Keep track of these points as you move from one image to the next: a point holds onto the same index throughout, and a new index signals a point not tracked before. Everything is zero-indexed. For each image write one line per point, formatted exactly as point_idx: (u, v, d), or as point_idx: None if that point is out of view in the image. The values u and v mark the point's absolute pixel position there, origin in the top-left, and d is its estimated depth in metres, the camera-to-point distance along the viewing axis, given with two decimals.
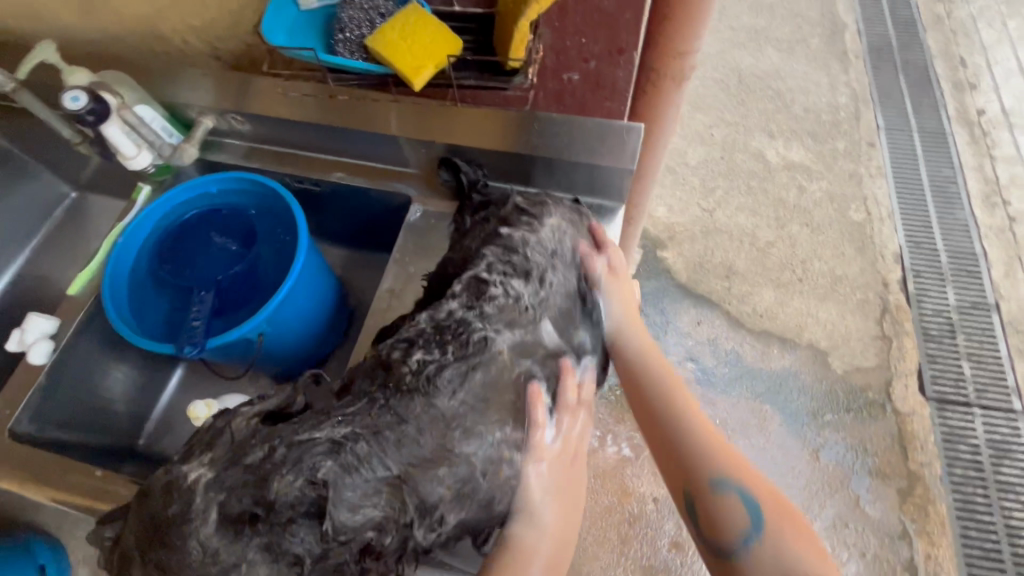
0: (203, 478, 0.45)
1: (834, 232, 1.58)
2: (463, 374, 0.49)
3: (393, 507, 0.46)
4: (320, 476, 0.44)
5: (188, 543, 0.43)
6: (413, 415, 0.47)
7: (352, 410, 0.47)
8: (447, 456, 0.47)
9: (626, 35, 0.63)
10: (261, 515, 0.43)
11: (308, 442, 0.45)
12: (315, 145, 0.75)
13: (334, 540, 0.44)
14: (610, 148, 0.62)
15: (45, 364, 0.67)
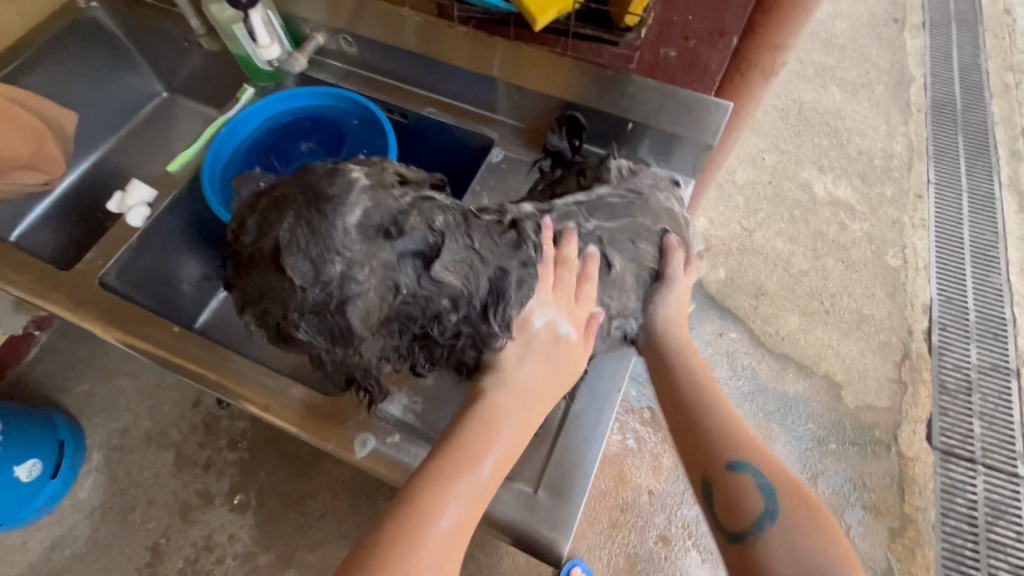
0: (360, 181, 0.44)
1: (868, 273, 1.60)
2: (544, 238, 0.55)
3: (466, 284, 0.49)
4: (435, 229, 0.46)
5: (330, 223, 0.42)
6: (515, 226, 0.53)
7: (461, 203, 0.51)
8: (519, 267, 0.52)
9: (729, 20, 0.69)
10: (391, 233, 0.44)
11: (434, 199, 0.47)
12: (411, 79, 0.80)
13: (422, 286, 0.47)
14: (695, 121, 0.66)
15: (139, 227, 0.72)
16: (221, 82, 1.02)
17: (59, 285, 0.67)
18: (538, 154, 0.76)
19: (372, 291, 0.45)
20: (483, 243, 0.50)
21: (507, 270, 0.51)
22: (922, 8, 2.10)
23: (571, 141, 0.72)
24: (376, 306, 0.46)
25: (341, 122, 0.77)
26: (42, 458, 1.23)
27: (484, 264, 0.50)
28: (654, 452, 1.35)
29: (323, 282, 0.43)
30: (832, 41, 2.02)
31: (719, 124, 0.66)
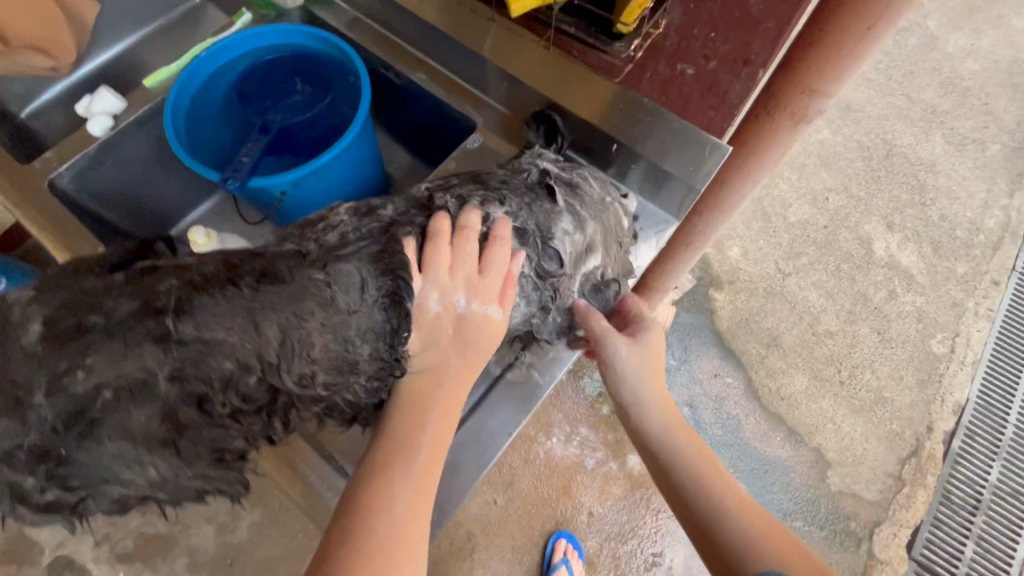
0: (11, 298, 0.41)
1: (903, 352, 1.43)
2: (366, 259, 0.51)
3: (249, 339, 0.44)
4: (160, 292, 0.42)
5: (1, 346, 0.39)
6: (318, 247, 0.51)
7: (205, 253, 0.47)
8: (326, 298, 0.48)
9: (759, 45, 0.55)
10: (83, 330, 0.40)
11: (161, 266, 0.45)
12: (410, 38, 0.73)
13: (175, 356, 0.41)
14: (683, 156, 0.58)
15: (100, 137, 0.71)
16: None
17: (11, 179, 0.68)
18: (514, 150, 0.69)
19: (109, 390, 0.40)
20: (275, 279, 0.46)
21: (325, 299, 0.48)
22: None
23: (546, 139, 0.66)
24: (146, 401, 0.41)
25: (331, 73, 0.71)
26: None
27: (272, 307, 0.45)
28: (606, 475, 1.30)
29: (53, 411, 0.38)
30: (955, 81, 1.74)
31: (717, 164, 0.56)
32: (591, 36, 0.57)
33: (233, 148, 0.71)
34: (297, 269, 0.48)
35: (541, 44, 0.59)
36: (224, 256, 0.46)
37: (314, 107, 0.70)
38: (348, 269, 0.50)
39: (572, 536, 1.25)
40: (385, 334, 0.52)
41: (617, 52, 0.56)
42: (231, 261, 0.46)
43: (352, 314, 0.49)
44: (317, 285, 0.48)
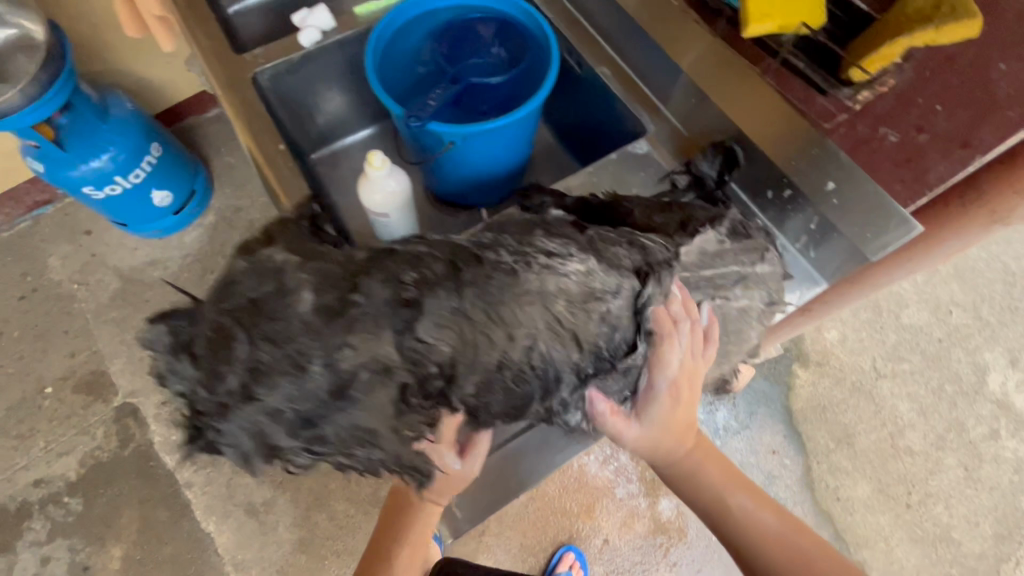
0: (292, 263, 0.37)
1: (988, 500, 1.31)
2: (550, 286, 0.43)
3: (459, 346, 0.38)
4: (408, 280, 0.37)
5: (285, 308, 0.35)
6: (510, 267, 0.41)
7: (434, 242, 0.41)
8: (508, 332, 0.40)
9: (987, 132, 0.51)
10: (338, 310, 0.35)
11: (399, 250, 0.39)
12: (606, 32, 0.74)
13: (409, 356, 0.36)
14: (866, 221, 0.55)
15: (307, 48, 0.77)
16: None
17: (222, 65, 0.75)
18: (678, 164, 0.69)
19: (364, 375, 0.35)
20: (469, 276, 0.39)
21: (505, 317, 0.40)
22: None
23: (718, 168, 0.64)
24: (390, 390, 0.36)
25: (527, 46, 0.73)
26: (174, 194, 1.42)
27: (474, 326, 0.39)
28: (633, 509, 1.27)
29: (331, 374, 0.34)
30: None
31: (898, 238, 0.53)
32: (813, 75, 0.55)
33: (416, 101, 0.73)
34: (491, 276, 0.40)
35: (754, 70, 0.57)
36: (449, 248, 0.40)
37: (503, 75, 0.73)
38: (538, 292, 0.42)
39: (581, 553, 1.24)
40: (531, 370, 0.43)
41: (838, 96, 0.54)
42: (439, 244, 0.41)
43: (513, 341, 0.41)
44: (500, 299, 0.40)
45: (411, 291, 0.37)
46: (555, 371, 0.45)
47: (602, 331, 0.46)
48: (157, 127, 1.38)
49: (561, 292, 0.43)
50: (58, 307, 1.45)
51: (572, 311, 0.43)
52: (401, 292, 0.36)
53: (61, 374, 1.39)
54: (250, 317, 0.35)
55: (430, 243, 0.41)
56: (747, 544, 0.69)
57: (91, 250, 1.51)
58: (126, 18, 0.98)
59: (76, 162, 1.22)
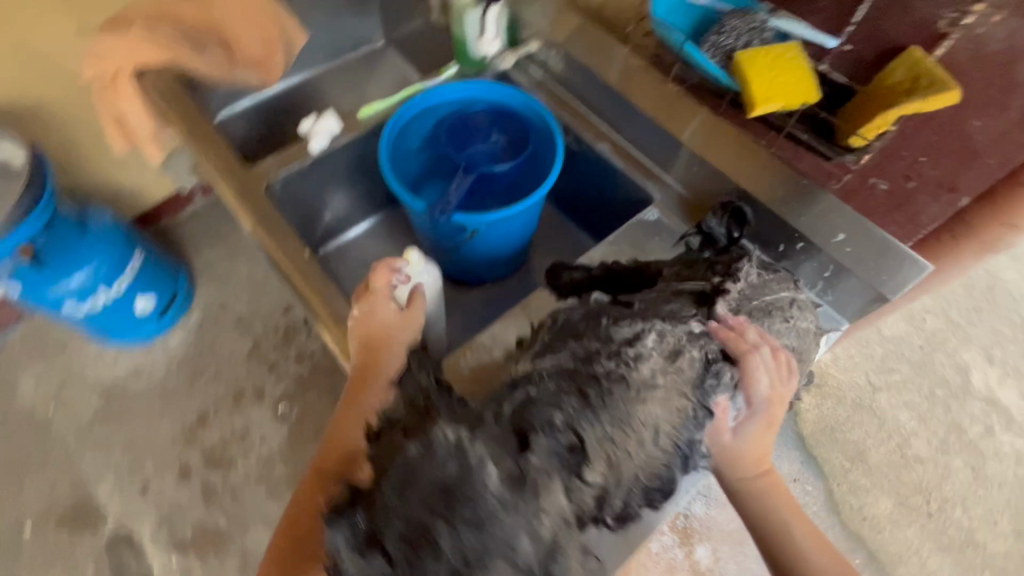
0: (463, 440, 0.42)
1: (999, 496, 1.35)
2: (648, 374, 0.49)
3: (611, 467, 0.45)
4: (559, 425, 0.45)
5: (476, 488, 0.40)
6: (619, 377, 0.48)
7: (555, 380, 0.48)
8: (638, 431, 0.47)
9: (969, 177, 0.58)
10: (519, 478, 0.41)
11: (536, 402, 0.46)
12: (601, 112, 0.80)
13: (582, 492, 0.43)
14: (880, 266, 0.60)
15: (316, 153, 0.79)
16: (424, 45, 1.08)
17: (233, 179, 0.75)
18: (689, 226, 0.73)
19: (562, 523, 0.41)
20: (592, 402, 0.47)
21: (633, 422, 0.47)
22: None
23: (728, 228, 0.68)
24: (578, 531, 0.42)
25: (531, 130, 0.78)
26: (158, 300, 1.38)
27: (617, 444, 0.46)
28: (672, 563, 1.24)
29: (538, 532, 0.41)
30: None
31: (915, 277, 0.58)
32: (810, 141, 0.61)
33: (422, 187, 0.79)
34: (606, 393, 0.47)
35: (755, 144, 0.64)
36: (572, 383, 0.47)
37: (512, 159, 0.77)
38: (645, 386, 0.48)
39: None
40: (665, 454, 0.48)
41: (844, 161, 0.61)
42: (553, 380, 0.48)
43: (646, 439, 0.47)
44: (621, 411, 0.47)
45: (564, 438, 0.44)
46: (684, 440, 0.49)
47: (702, 383, 0.51)
48: (136, 234, 1.34)
49: (659, 378, 0.49)
50: (35, 435, 1.35)
51: (676, 389, 0.49)
52: (556, 444, 0.44)
53: (43, 509, 1.28)
54: (447, 502, 0.39)
55: (547, 380, 0.48)
56: None
57: (68, 367, 1.42)
58: (113, 138, 0.98)
59: (56, 281, 1.17)
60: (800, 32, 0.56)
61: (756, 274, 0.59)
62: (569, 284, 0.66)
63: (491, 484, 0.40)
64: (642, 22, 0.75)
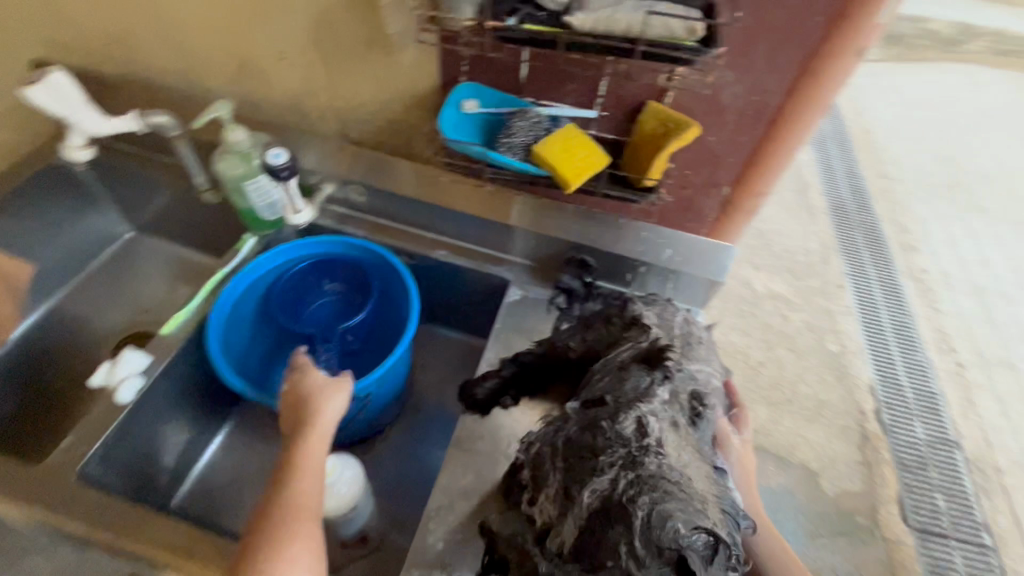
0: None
1: (814, 360, 1.53)
2: (680, 455, 0.44)
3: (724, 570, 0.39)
4: (662, 558, 0.38)
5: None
6: (670, 472, 0.42)
7: (616, 513, 0.40)
8: (714, 514, 0.42)
9: (723, 174, 0.73)
10: None
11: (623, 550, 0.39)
12: (423, 224, 0.82)
13: None
14: (704, 261, 0.73)
15: (130, 403, 0.63)
16: (189, 222, 0.95)
17: (23, 489, 0.56)
18: (550, 289, 0.79)
19: None
20: (682, 503, 0.40)
21: (708, 511, 0.41)
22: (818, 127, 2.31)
23: (581, 278, 0.75)
24: None
25: (370, 271, 0.76)
26: None
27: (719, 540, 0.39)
28: None
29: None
30: None
31: (729, 253, 0.73)
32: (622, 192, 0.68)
33: (271, 368, 0.78)
34: (679, 486, 0.41)
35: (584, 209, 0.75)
36: (639, 503, 0.39)
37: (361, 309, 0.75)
38: (686, 469, 0.43)
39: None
40: (732, 518, 0.44)
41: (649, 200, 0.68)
42: (629, 498, 0.40)
43: (724, 513, 0.43)
44: (699, 499, 0.41)
45: (696, 546, 0.38)
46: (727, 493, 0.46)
47: (699, 434, 0.50)
48: None
49: (687, 455, 0.45)
50: None
51: (696, 455, 0.46)
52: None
53: None
54: None
55: (627, 502, 0.40)
56: None
57: None
58: None
59: None
60: (565, 113, 0.67)
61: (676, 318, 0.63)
62: (488, 397, 0.67)
63: None
64: (433, 142, 0.79)
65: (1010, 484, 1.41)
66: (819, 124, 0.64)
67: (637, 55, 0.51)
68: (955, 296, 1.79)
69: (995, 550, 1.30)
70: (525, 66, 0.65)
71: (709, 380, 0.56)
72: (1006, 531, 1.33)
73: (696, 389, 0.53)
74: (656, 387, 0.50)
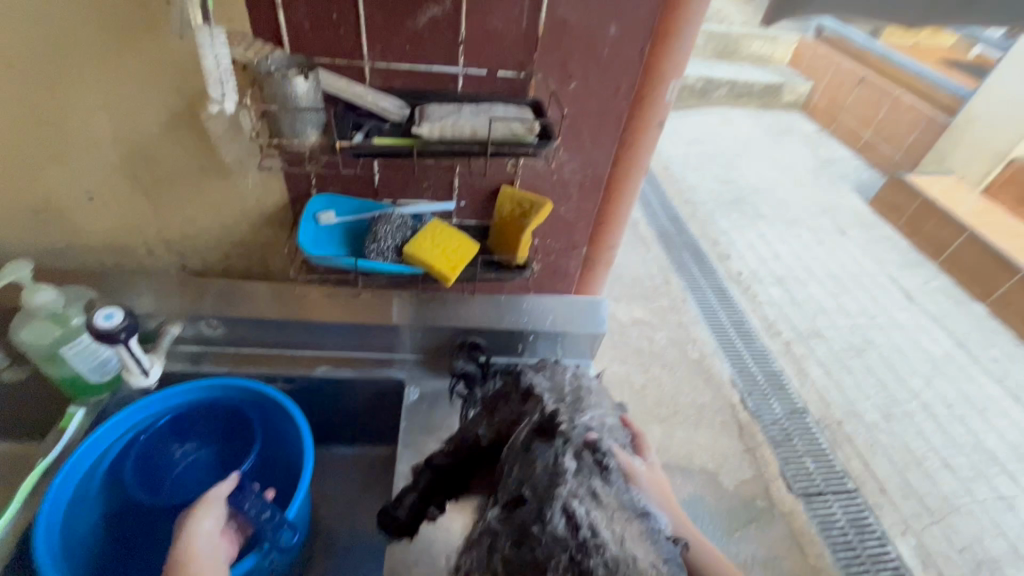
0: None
1: (684, 371, 1.71)
2: (618, 534, 0.46)
3: None
4: None
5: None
6: (607, 556, 0.44)
7: None
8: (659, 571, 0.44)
9: (579, 236, 0.80)
10: None
11: None
12: (295, 342, 0.76)
13: None
14: (583, 318, 0.79)
15: None
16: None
17: None
18: (447, 377, 0.77)
19: None
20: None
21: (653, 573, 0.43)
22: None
23: (475, 359, 0.75)
24: None
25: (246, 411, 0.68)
26: None
27: None
28: None
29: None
30: None
31: (602, 305, 0.80)
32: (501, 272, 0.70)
33: (144, 556, 0.63)
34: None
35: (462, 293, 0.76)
36: None
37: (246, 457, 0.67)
38: (621, 540, 0.45)
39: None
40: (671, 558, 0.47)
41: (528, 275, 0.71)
42: None
43: (670, 569, 0.45)
44: None
45: None
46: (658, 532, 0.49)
47: (615, 480, 0.52)
48: None
49: (615, 525, 0.47)
50: None
51: (621, 513, 0.48)
52: None
53: None
54: None
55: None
56: None
57: None
58: None
59: None
60: (425, 209, 0.69)
61: (558, 374, 0.67)
62: (412, 514, 0.63)
63: None
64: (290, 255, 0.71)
65: (850, 432, 1.68)
66: (644, 184, 0.75)
67: (489, 154, 0.53)
68: (767, 289, 2.16)
69: (858, 491, 1.53)
70: (377, 173, 0.66)
71: (601, 424, 0.60)
72: (861, 473, 1.57)
73: (593, 440, 0.54)
74: (564, 464, 0.51)
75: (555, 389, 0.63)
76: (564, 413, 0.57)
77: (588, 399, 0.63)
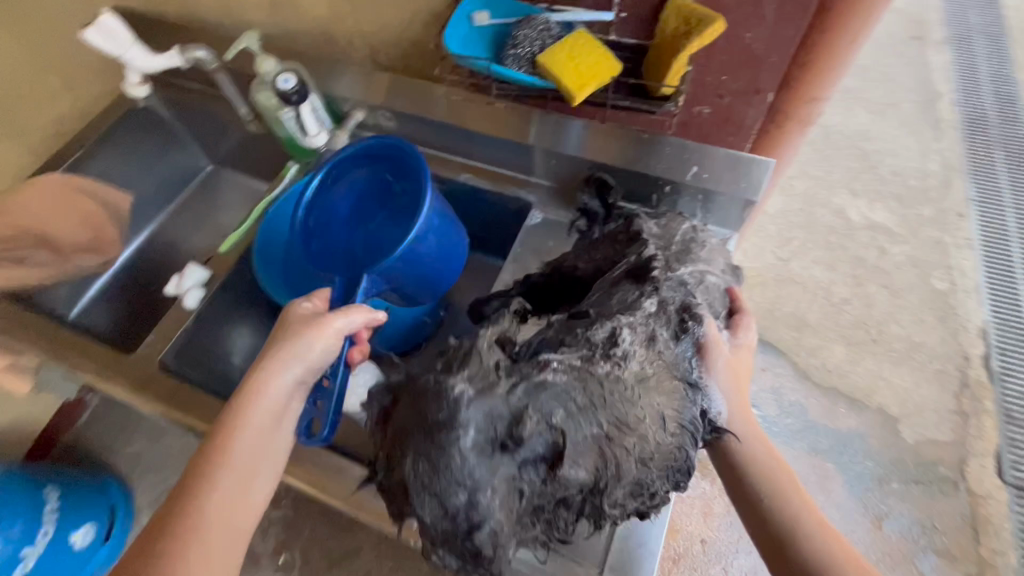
0: (467, 393, 0.39)
1: (915, 298, 1.46)
2: (638, 375, 0.44)
3: (606, 463, 0.41)
4: (557, 421, 0.40)
5: (448, 457, 0.38)
6: (603, 372, 0.42)
7: (565, 365, 0.42)
8: (634, 422, 0.42)
9: (766, 77, 0.65)
10: (508, 447, 0.39)
11: (548, 385, 0.41)
12: (448, 147, 0.83)
13: (588, 488, 0.41)
14: (736, 175, 0.67)
15: (193, 310, 0.75)
16: (252, 154, 1.04)
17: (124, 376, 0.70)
18: (573, 212, 0.77)
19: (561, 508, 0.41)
20: (589, 398, 0.41)
21: (633, 417, 0.42)
22: (964, 13, 1.84)
23: (603, 198, 0.72)
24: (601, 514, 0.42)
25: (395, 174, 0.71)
26: (96, 522, 1.21)
27: (621, 435, 0.41)
28: (704, 498, 1.29)
29: (523, 503, 0.41)
30: None
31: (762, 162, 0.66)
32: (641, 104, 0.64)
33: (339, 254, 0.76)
34: (606, 395, 0.41)
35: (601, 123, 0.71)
36: (574, 379, 0.41)
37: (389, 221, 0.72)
38: (637, 379, 0.44)
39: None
40: (673, 430, 0.45)
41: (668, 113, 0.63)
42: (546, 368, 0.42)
43: (672, 426, 0.44)
44: (623, 410, 0.41)
45: (586, 436, 0.40)
46: (684, 414, 0.46)
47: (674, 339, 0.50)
48: (34, 475, 1.20)
49: (648, 368, 0.45)
50: None
51: (655, 365, 0.46)
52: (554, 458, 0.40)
53: None
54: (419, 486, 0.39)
55: (546, 363, 0.42)
56: (802, 551, 0.54)
57: None
58: None
59: None
60: (580, 19, 0.63)
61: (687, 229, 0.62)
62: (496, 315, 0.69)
63: (495, 496, 0.39)
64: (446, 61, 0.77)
65: None
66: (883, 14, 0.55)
67: None
68: None
69: None
70: None
71: (703, 284, 0.56)
72: None
73: (689, 305, 0.52)
74: (642, 306, 0.50)
75: (671, 233, 0.60)
76: (678, 266, 0.55)
77: (706, 264, 0.58)
